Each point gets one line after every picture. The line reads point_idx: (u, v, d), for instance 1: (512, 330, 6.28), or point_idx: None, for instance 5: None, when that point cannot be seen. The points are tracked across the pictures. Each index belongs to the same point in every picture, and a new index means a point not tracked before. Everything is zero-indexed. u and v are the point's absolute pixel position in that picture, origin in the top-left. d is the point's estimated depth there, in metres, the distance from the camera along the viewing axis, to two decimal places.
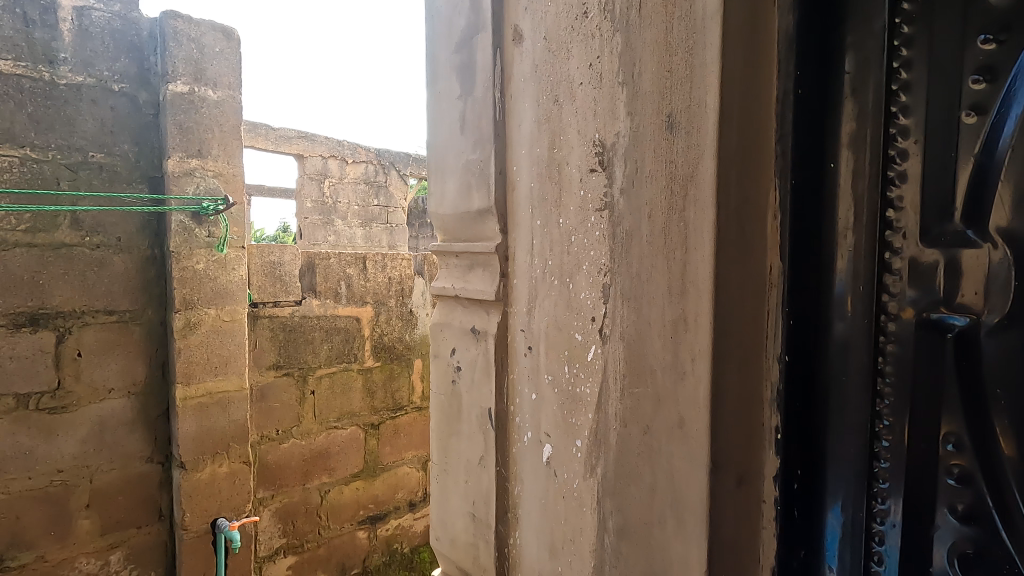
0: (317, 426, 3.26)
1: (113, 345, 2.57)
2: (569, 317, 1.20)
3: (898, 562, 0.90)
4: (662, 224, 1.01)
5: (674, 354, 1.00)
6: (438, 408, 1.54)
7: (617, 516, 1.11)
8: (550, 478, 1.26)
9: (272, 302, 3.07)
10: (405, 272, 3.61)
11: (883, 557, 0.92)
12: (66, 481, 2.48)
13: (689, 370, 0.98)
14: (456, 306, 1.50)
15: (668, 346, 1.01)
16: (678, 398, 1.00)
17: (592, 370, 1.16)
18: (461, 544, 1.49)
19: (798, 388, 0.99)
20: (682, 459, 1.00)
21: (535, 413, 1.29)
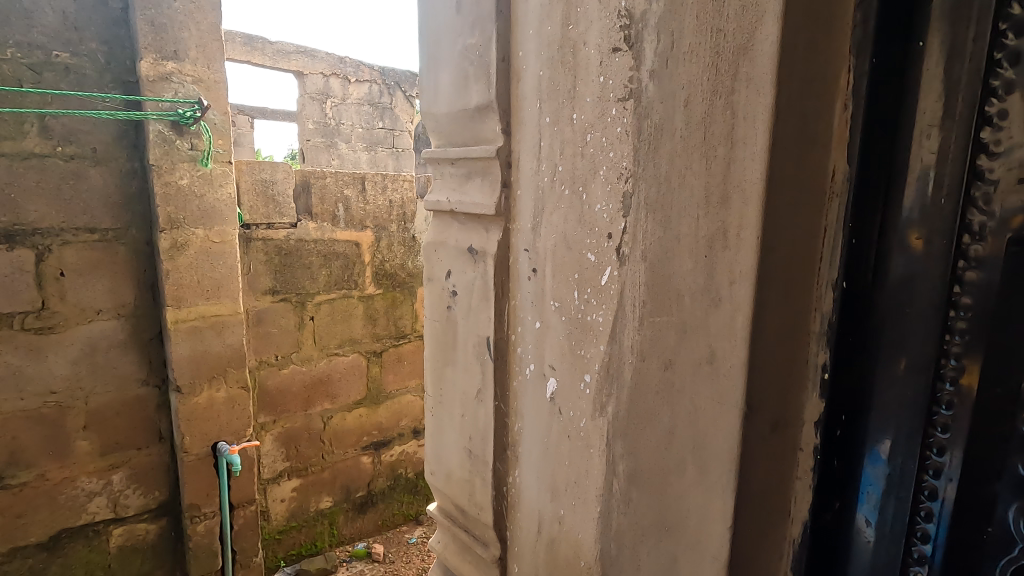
0: (318, 352, 3.18)
1: (98, 264, 2.44)
2: (581, 233, 0.99)
3: (949, 526, 0.74)
4: (703, 111, 0.80)
5: (706, 276, 0.83)
6: (433, 336, 1.39)
7: (626, 464, 0.94)
8: (553, 416, 1.12)
9: (265, 223, 2.91)
10: (406, 195, 3.43)
11: (930, 517, 0.76)
12: (61, 402, 2.43)
13: (726, 296, 0.82)
14: (453, 223, 1.31)
15: (701, 267, 0.83)
16: (710, 329, 0.84)
17: (606, 296, 0.94)
18: (457, 480, 1.38)
19: (852, 313, 0.82)
20: (710, 400, 0.85)
21: (539, 344, 1.13)
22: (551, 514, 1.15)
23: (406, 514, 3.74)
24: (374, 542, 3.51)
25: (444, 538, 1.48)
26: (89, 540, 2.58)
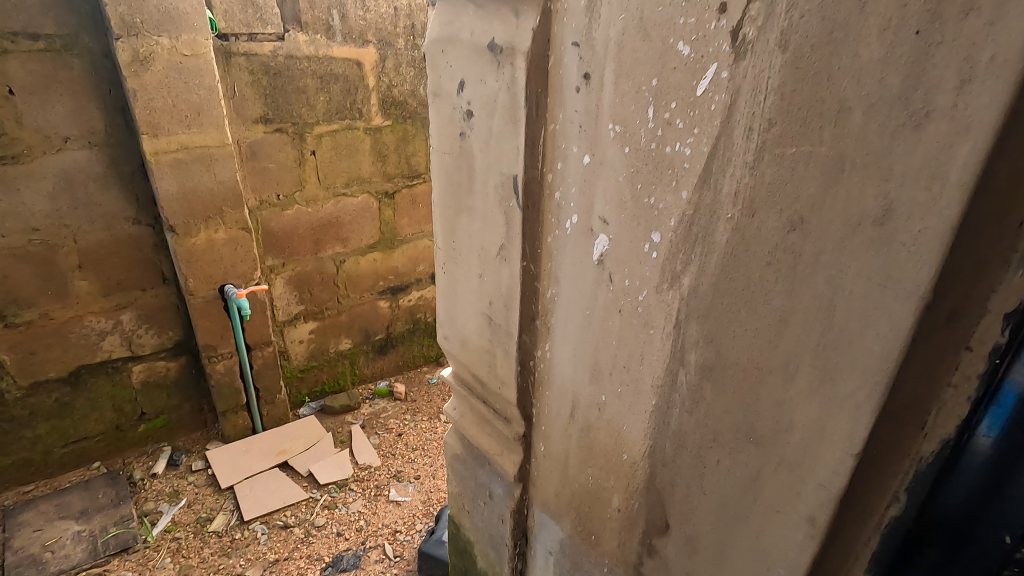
0: (323, 192, 2.89)
1: (51, 80, 2.07)
2: (672, 11, 0.63)
3: None
4: None
5: (910, 75, 0.47)
6: (442, 173, 1.06)
7: (705, 349, 0.72)
8: (601, 283, 0.85)
9: (246, 35, 2.43)
10: (414, 1, 2.83)
11: None
12: (47, 240, 2.24)
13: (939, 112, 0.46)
14: (467, 6, 0.89)
15: (902, 62, 0.47)
16: (893, 170, 0.50)
17: (703, 115, 0.63)
18: (474, 350, 1.17)
19: None
20: (866, 284, 0.54)
21: (588, 187, 0.81)
22: (589, 396, 0.96)
23: (427, 357, 3.74)
24: (396, 382, 3.56)
25: (461, 406, 1.31)
26: (110, 376, 2.58)
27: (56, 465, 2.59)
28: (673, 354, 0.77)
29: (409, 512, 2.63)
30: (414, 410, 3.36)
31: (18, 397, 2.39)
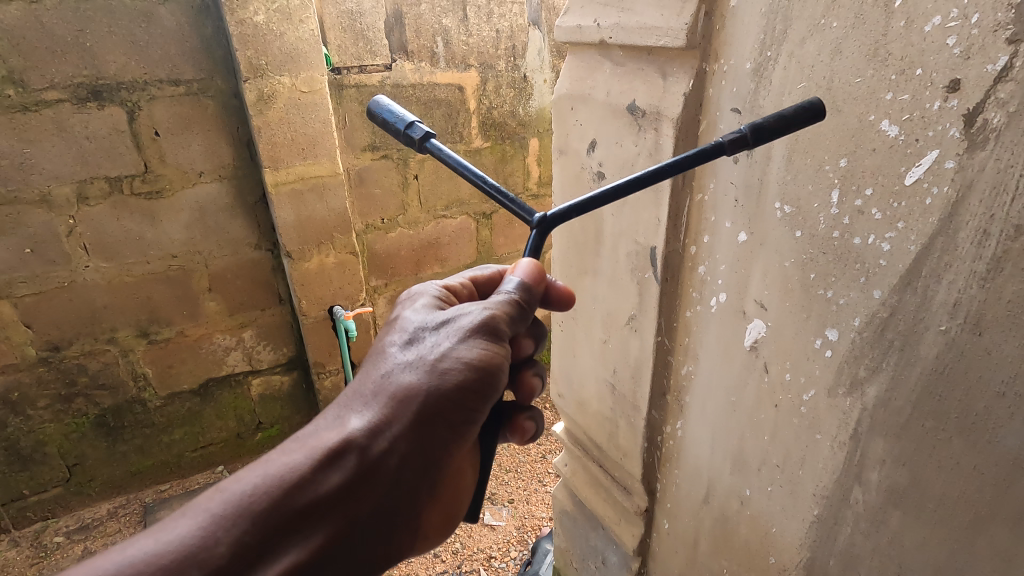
0: (424, 215, 2.81)
1: (189, 122, 2.16)
2: (864, 76, 0.53)
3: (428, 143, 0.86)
4: None
5: None
6: (565, 232, 1.00)
7: (894, 471, 0.61)
8: (752, 371, 0.75)
9: (357, 67, 2.35)
10: (517, 23, 2.64)
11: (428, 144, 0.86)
12: (183, 265, 2.36)
13: None
14: (604, 62, 0.81)
15: None
16: None
17: (912, 206, 0.52)
18: (593, 414, 1.09)
19: None
20: None
21: (742, 265, 0.72)
22: (729, 487, 0.85)
23: None
24: None
25: (574, 463, 1.23)
26: (233, 387, 2.72)
27: (187, 467, 2.77)
28: (847, 465, 0.66)
29: (503, 538, 2.33)
30: None
31: (157, 406, 2.57)
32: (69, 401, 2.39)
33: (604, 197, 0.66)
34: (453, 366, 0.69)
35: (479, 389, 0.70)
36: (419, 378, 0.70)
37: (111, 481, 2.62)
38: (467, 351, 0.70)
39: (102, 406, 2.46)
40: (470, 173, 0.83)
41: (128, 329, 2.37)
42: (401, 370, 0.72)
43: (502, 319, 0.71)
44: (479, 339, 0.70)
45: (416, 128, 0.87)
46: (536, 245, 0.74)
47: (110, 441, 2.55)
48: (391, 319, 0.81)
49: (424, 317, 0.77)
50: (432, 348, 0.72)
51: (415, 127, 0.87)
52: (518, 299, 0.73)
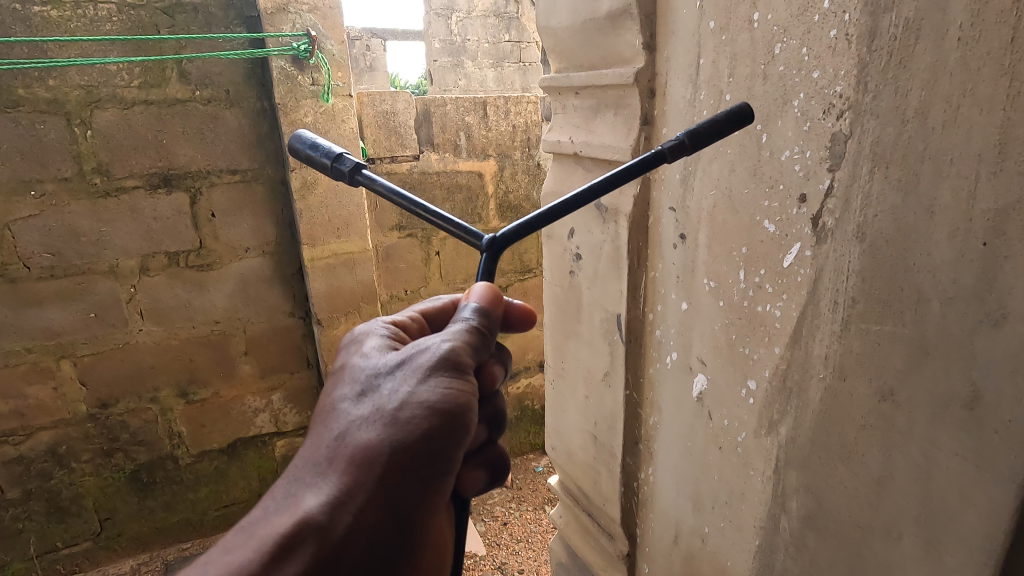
0: (444, 287, 3.04)
1: (241, 205, 2.47)
2: (749, 188, 0.72)
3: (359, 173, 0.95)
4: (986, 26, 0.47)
5: (959, 279, 0.52)
6: (553, 302, 1.18)
7: (805, 498, 0.74)
8: (700, 418, 0.90)
9: (389, 157, 2.66)
10: (531, 118, 2.97)
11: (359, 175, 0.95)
12: (224, 330, 2.59)
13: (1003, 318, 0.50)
14: (578, 169, 1.02)
15: (957, 271, 0.52)
16: (953, 351, 0.54)
17: (791, 282, 0.69)
18: (580, 463, 1.22)
19: None
20: (951, 472, 0.56)
21: (685, 329, 0.89)
22: (692, 526, 0.97)
23: (533, 444, 3.37)
24: None
25: (567, 514, 1.34)
26: (259, 448, 2.83)
27: (209, 525, 2.81)
28: (774, 496, 0.79)
29: None
30: (519, 498, 2.97)
31: (187, 463, 2.70)
32: (109, 455, 2.54)
33: (541, 219, 0.76)
34: (418, 411, 0.75)
35: (445, 431, 0.76)
36: (378, 433, 0.76)
37: (136, 537, 2.67)
38: (429, 394, 0.75)
39: (137, 461, 2.60)
40: (413, 202, 0.92)
41: (169, 389, 2.57)
42: (363, 425, 0.77)
43: (461, 350, 0.77)
44: (441, 376, 0.76)
45: (346, 162, 0.96)
46: (489, 268, 0.85)
47: (140, 496, 2.65)
48: (337, 371, 0.87)
49: (377, 366, 0.83)
50: (391, 397, 0.78)
51: (345, 160, 0.97)
52: (474, 326, 0.80)
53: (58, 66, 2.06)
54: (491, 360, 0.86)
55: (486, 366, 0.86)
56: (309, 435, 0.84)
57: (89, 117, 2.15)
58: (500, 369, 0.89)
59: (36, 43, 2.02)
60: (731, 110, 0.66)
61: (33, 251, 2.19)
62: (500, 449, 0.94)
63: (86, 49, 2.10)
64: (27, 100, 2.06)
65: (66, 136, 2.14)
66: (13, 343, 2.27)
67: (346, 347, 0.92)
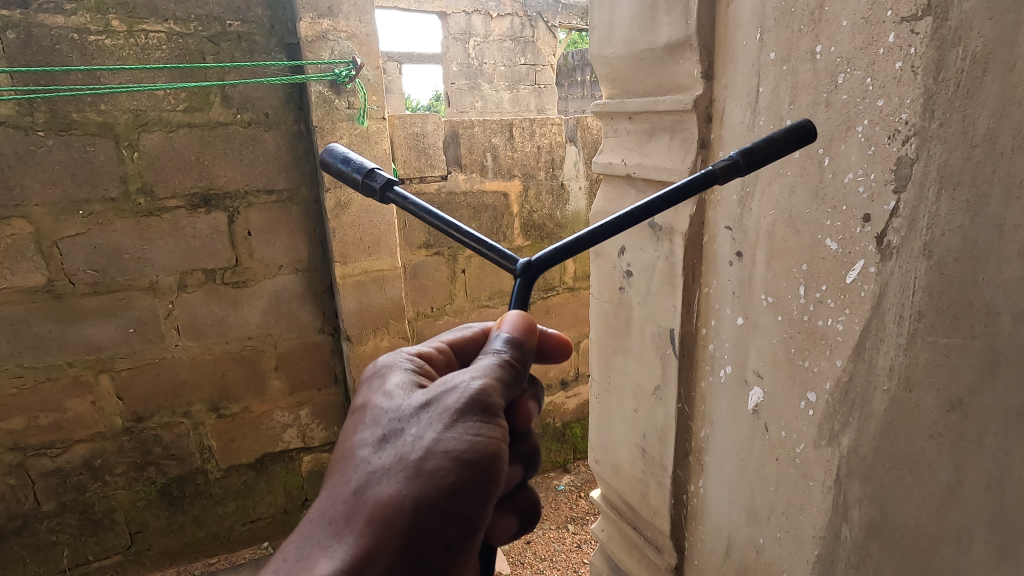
0: (469, 304, 3.07)
1: (277, 224, 2.35)
2: (810, 210, 0.76)
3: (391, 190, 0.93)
4: None
5: None
6: (601, 318, 1.23)
7: (870, 508, 0.76)
8: (755, 430, 0.92)
9: (418, 177, 2.72)
10: (555, 140, 3.03)
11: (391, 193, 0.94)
12: (256, 345, 2.44)
13: None
14: (629, 189, 1.07)
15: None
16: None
17: (854, 297, 0.72)
18: (626, 476, 1.24)
19: None
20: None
21: (741, 343, 0.92)
22: (746, 538, 0.98)
23: (554, 462, 3.36)
24: None
25: (609, 528, 1.35)
26: (286, 463, 2.63)
27: (236, 541, 2.58)
28: (835, 506, 0.81)
29: None
30: (542, 517, 2.94)
31: (215, 478, 2.49)
32: (142, 469, 2.36)
33: (584, 242, 0.80)
34: (444, 462, 0.70)
35: (472, 485, 0.71)
36: (399, 489, 0.70)
37: (166, 552, 2.47)
38: (456, 443, 0.70)
39: (169, 475, 2.41)
40: (446, 223, 0.91)
41: (202, 403, 2.40)
42: (384, 477, 0.72)
43: (492, 390, 0.73)
44: (470, 421, 0.71)
45: (377, 177, 0.94)
46: (522, 296, 0.85)
47: (171, 511, 2.44)
48: (360, 413, 0.83)
49: (400, 409, 0.78)
50: (413, 446, 0.73)
51: (376, 176, 0.94)
52: (505, 361, 0.77)
53: (108, 91, 1.99)
54: (525, 396, 0.82)
55: (520, 403, 0.81)
56: (327, 486, 0.79)
57: (137, 139, 2.06)
58: (534, 405, 0.85)
59: (90, 70, 1.95)
60: (790, 127, 0.70)
61: (79, 267, 2.07)
62: (532, 493, 0.89)
63: (136, 75, 2.03)
64: (79, 124, 1.98)
65: (113, 158, 2.04)
66: (53, 356, 2.12)
67: (366, 385, 0.88)
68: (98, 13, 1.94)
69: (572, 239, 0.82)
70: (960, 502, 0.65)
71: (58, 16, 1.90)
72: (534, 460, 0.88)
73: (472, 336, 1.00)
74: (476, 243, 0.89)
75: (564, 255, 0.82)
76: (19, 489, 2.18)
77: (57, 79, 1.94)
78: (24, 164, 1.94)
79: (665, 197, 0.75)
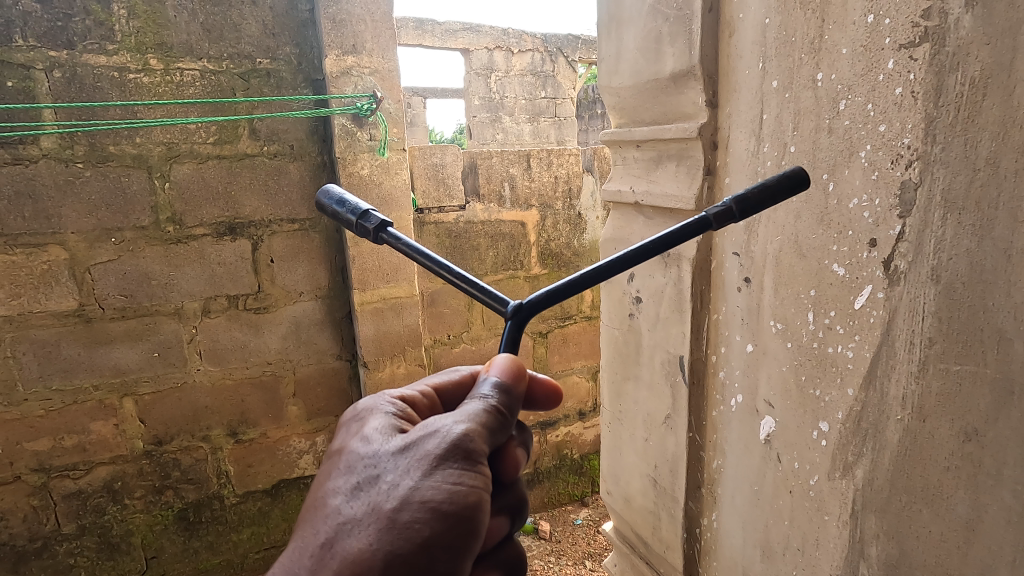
0: (486, 332, 3.07)
1: (299, 251, 2.40)
2: (817, 236, 0.76)
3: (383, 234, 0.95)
4: None
5: None
6: (612, 345, 1.22)
7: (887, 544, 0.72)
8: (767, 461, 0.90)
9: (437, 207, 2.77)
10: (573, 170, 3.06)
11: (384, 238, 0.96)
12: (275, 371, 2.47)
13: None
14: (638, 217, 1.08)
15: None
16: None
17: (862, 324, 0.71)
18: (638, 509, 1.21)
19: None
20: None
21: (751, 371, 0.90)
22: None
23: (571, 495, 3.28)
24: None
25: (622, 562, 1.31)
26: (301, 490, 2.62)
27: (249, 569, 2.56)
28: (851, 542, 0.77)
29: None
30: (560, 552, 2.85)
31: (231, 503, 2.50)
32: (160, 493, 2.38)
33: (576, 285, 0.80)
34: (420, 513, 0.69)
35: (448, 539, 0.69)
36: (370, 542, 0.69)
37: None
38: (434, 493, 0.70)
39: (186, 500, 2.42)
40: (437, 264, 0.93)
41: (220, 428, 2.42)
42: (355, 529, 0.71)
43: (475, 436, 0.73)
44: (450, 469, 0.71)
45: (370, 219, 0.96)
46: (513, 339, 0.85)
47: (187, 536, 2.45)
48: (335, 459, 0.83)
49: (377, 455, 0.78)
50: (389, 496, 0.72)
51: (370, 217, 0.97)
52: (492, 408, 0.77)
53: (143, 125, 2.09)
54: (512, 443, 0.82)
55: (507, 450, 0.81)
56: (296, 536, 0.77)
57: (169, 171, 2.15)
58: (522, 452, 0.84)
59: (128, 105, 2.05)
60: (783, 175, 0.70)
61: (109, 292, 2.15)
62: (518, 547, 0.86)
63: (170, 109, 2.13)
64: (116, 156, 2.08)
65: (146, 189, 2.13)
66: (80, 379, 2.18)
67: (346, 430, 0.89)
68: (138, 53, 2.06)
69: (564, 281, 0.82)
70: (981, 539, 0.62)
71: (101, 56, 2.01)
72: (521, 510, 0.86)
73: (457, 381, 1.00)
74: (467, 285, 0.90)
75: (556, 297, 0.82)
76: (41, 511, 2.22)
77: (97, 114, 2.05)
78: (63, 194, 2.03)
79: (659, 242, 0.75)
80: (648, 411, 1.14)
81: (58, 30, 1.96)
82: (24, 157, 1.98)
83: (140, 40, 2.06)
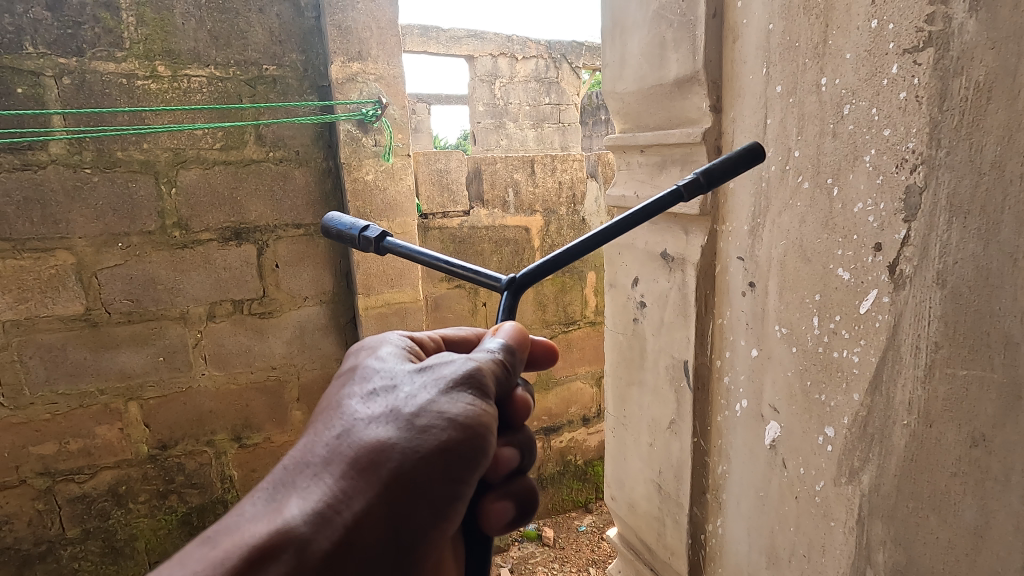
0: None
1: (304, 256, 2.41)
2: (822, 241, 0.75)
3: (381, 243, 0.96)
4: None
5: None
6: (616, 349, 1.22)
7: (894, 551, 0.72)
8: (773, 467, 0.89)
9: (441, 212, 2.78)
10: (577, 175, 3.07)
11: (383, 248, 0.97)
12: (280, 375, 2.47)
13: None
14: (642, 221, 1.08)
15: None
16: None
17: (868, 329, 0.71)
18: (642, 514, 1.21)
19: None
20: None
21: (756, 375, 0.90)
22: None
23: (575, 501, 3.27)
24: None
25: (626, 569, 1.31)
26: None
27: None
28: (858, 549, 0.77)
29: None
30: (563, 559, 2.84)
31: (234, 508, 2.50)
32: (164, 497, 2.38)
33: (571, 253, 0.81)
34: (438, 419, 0.69)
35: (463, 447, 0.69)
36: (386, 436, 0.69)
37: None
38: (452, 403, 0.70)
39: (190, 504, 2.42)
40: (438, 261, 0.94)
41: (225, 432, 2.43)
42: (373, 424, 0.71)
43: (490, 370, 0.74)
44: (470, 387, 0.72)
45: (369, 232, 0.97)
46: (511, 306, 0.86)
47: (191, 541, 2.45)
48: (349, 372, 0.83)
49: (395, 372, 0.79)
50: (407, 401, 0.73)
51: (370, 230, 0.98)
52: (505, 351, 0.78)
53: (151, 131, 2.11)
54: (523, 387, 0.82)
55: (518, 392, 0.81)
56: (307, 433, 0.77)
57: (175, 176, 2.17)
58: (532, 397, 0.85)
59: (135, 111, 2.08)
60: (741, 151, 0.76)
61: (115, 297, 2.16)
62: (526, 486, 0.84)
63: (177, 115, 2.15)
64: (123, 161, 2.10)
65: (153, 194, 2.15)
66: (85, 383, 2.19)
67: (356, 354, 0.89)
68: (145, 60, 2.08)
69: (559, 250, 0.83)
70: (990, 546, 0.61)
71: (110, 63, 2.04)
72: (529, 452, 0.85)
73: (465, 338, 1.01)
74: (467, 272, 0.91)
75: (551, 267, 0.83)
76: (46, 514, 2.22)
77: (106, 120, 2.07)
78: (71, 199, 2.05)
79: (638, 214, 0.80)
80: (653, 414, 1.13)
81: (67, 38, 1.98)
82: (33, 163, 2.00)
83: (148, 47, 2.08)
